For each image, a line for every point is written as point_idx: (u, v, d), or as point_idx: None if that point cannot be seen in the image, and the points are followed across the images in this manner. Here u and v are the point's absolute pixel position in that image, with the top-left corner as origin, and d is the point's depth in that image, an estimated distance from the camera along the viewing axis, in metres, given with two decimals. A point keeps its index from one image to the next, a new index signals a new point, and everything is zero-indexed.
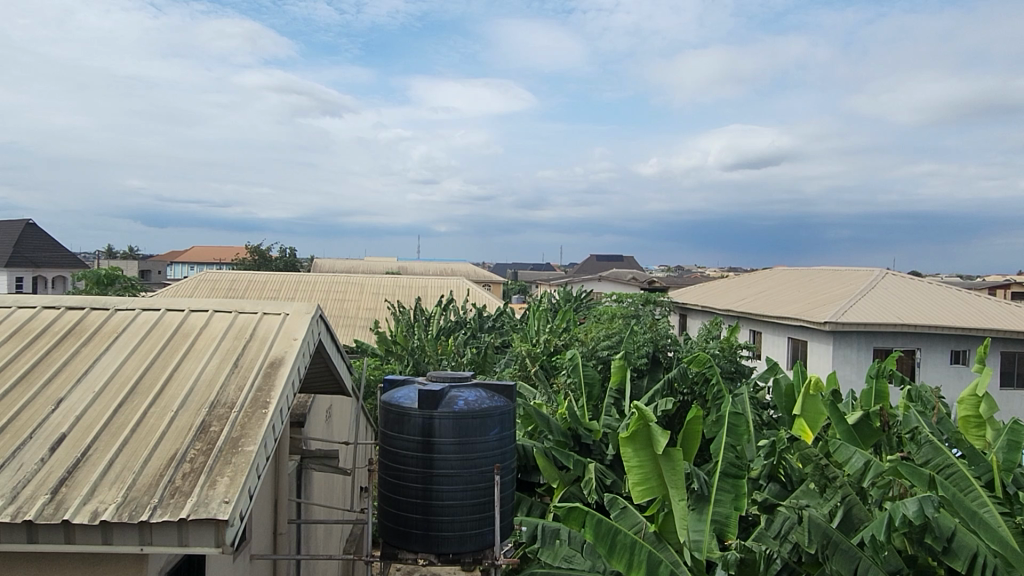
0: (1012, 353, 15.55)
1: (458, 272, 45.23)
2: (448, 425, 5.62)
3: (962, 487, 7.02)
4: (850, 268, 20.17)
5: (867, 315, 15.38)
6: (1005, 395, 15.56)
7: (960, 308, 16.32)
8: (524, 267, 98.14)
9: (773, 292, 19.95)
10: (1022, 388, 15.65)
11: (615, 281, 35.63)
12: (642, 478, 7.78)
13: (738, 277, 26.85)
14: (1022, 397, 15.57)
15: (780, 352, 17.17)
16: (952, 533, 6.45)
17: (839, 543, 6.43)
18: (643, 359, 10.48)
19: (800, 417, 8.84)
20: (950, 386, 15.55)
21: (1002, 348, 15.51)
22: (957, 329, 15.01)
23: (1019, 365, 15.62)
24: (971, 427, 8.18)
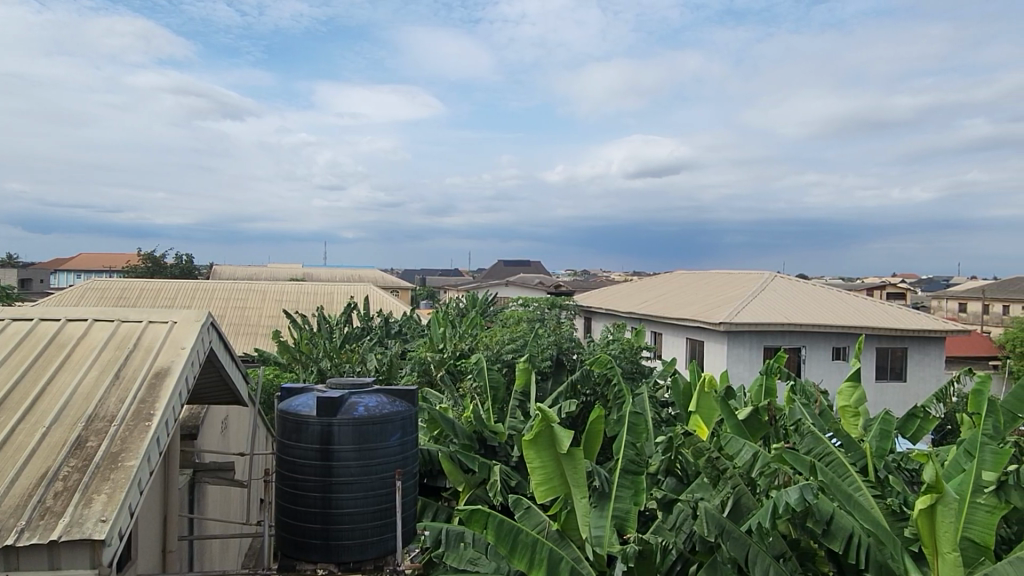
0: (885, 348, 16.68)
1: (367, 279, 44.63)
2: (347, 431, 5.51)
3: (839, 474, 7.47)
4: (743, 271, 21.14)
5: (758, 316, 16.19)
6: (879, 387, 16.65)
7: (841, 308, 17.39)
8: (436, 275, 97.61)
9: (674, 295, 20.68)
10: (894, 380, 16.77)
11: (522, 286, 36.01)
12: (545, 477, 7.88)
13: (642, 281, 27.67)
14: (893, 388, 16.68)
15: (679, 351, 17.79)
16: (830, 517, 6.81)
17: (730, 531, 6.67)
18: (547, 362, 10.61)
19: (695, 413, 9.08)
20: (831, 381, 16.49)
21: (876, 344, 16.61)
22: (837, 327, 15.98)
23: (892, 360, 16.76)
24: (849, 416, 8.69)
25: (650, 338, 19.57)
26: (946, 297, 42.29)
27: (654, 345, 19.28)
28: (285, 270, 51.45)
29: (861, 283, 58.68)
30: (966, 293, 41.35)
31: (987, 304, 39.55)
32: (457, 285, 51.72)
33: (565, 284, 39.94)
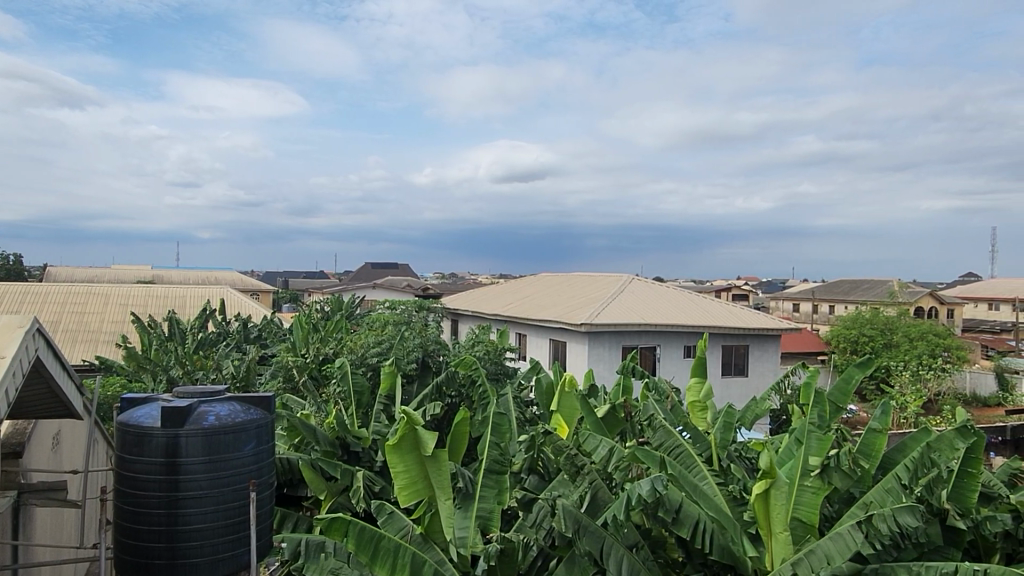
0: (729, 346, 17.94)
1: (224, 282, 42.40)
2: (196, 442, 5.20)
3: (687, 465, 7.94)
4: (603, 273, 22.03)
5: (616, 316, 16.93)
6: (723, 382, 17.87)
7: (691, 308, 18.52)
8: (302, 278, 94.30)
9: (539, 296, 21.19)
10: (737, 376, 18.05)
11: (389, 288, 35.56)
12: (408, 482, 7.79)
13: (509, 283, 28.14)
14: (736, 383, 17.96)
15: (543, 352, 18.23)
16: (679, 505, 7.16)
17: (586, 525, 6.93)
18: (412, 364, 10.55)
19: (557, 412, 9.31)
20: (682, 378, 17.50)
21: (721, 342, 17.83)
22: (687, 327, 17.01)
23: (735, 357, 18.04)
24: (697, 410, 9.28)
25: (515, 340, 19.93)
26: (782, 299, 46.01)
27: (519, 346, 19.65)
28: (132, 272, 47.80)
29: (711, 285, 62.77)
30: (799, 295, 45.24)
31: (816, 304, 43.48)
32: (323, 289, 50.22)
33: (432, 286, 39.76)
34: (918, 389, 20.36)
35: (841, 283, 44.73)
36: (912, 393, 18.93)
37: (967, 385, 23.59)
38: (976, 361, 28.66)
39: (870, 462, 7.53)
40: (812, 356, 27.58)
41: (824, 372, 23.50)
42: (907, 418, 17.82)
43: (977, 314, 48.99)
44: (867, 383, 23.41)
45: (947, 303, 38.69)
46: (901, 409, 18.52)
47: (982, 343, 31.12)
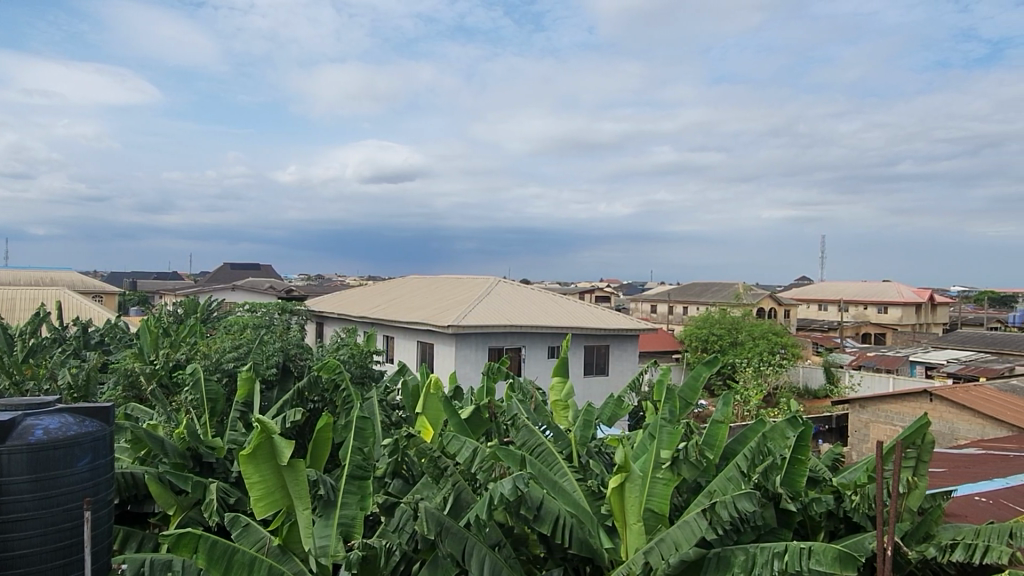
0: (590, 346, 18.62)
1: (62, 283, 38.83)
2: (20, 460, 4.73)
3: (548, 463, 8.17)
4: (471, 276, 22.20)
5: (483, 318, 17.13)
6: (585, 381, 18.52)
7: (555, 310, 19.07)
8: (155, 279, 88.10)
9: (406, 298, 21.03)
10: (597, 375, 18.77)
11: (249, 290, 33.96)
12: (264, 492, 7.50)
13: (377, 285, 27.71)
14: (596, 382, 18.68)
15: (410, 355, 18.12)
16: (540, 502, 7.32)
17: (449, 526, 6.96)
18: (272, 369, 10.16)
19: (422, 415, 9.28)
20: (545, 378, 17.99)
21: (583, 342, 18.46)
22: (551, 328, 17.50)
23: (597, 357, 18.76)
24: (560, 409, 9.62)
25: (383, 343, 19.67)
26: (640, 301, 48.44)
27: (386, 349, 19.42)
28: None
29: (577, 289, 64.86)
30: (656, 297, 47.80)
31: (671, 305, 46.13)
32: (177, 290, 47.20)
33: (295, 287, 38.46)
34: (758, 383, 22.05)
35: (693, 285, 47.74)
36: (753, 387, 20.52)
37: (802, 379, 25.63)
38: (807, 357, 31.53)
39: (714, 452, 8.07)
40: (668, 355, 29.23)
41: (677, 369, 24.99)
42: (748, 410, 19.29)
43: (809, 315, 53.88)
44: (715, 379, 25.11)
45: (784, 304, 42.31)
46: (744, 402, 20.03)
47: (812, 340, 34.31)
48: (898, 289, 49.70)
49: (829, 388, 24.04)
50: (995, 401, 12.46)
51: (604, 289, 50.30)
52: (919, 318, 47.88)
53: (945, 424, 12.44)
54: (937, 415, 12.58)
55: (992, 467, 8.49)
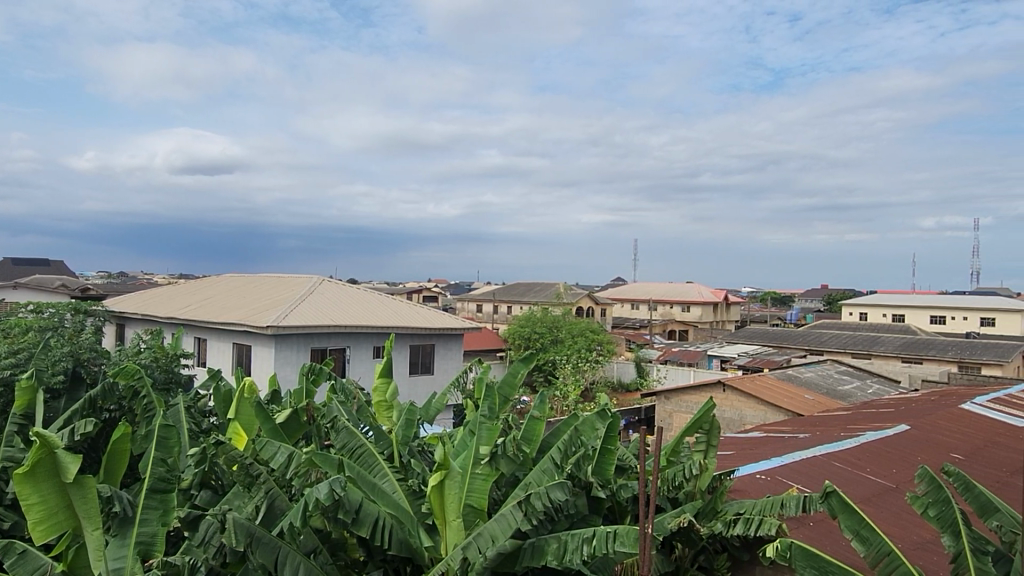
0: (416, 346, 18.63)
1: None
2: None
3: (368, 465, 8.07)
4: (293, 274, 21.40)
5: (305, 318, 16.58)
6: (410, 380, 18.50)
7: (381, 310, 18.88)
8: None
9: (221, 298, 19.83)
10: (423, 374, 18.83)
11: (33, 288, 30.24)
12: (44, 515, 6.72)
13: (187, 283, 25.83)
14: (422, 381, 18.74)
15: (225, 358, 17.10)
16: (358, 505, 7.18)
17: (259, 536, 6.65)
18: (59, 377, 9.15)
19: (234, 421, 8.79)
20: (369, 378, 17.73)
21: (409, 342, 18.44)
22: (375, 328, 17.32)
23: (422, 356, 18.80)
24: (383, 409, 9.54)
25: (193, 346, 18.38)
26: (466, 300, 49.08)
27: (196, 352, 18.17)
28: None
29: (406, 288, 64.55)
30: (481, 296, 48.67)
31: (497, 305, 47.28)
32: None
33: (87, 286, 34.77)
34: (576, 379, 23.13)
35: (517, 286, 49.22)
36: (572, 383, 21.56)
37: (615, 373, 26.83)
38: (620, 353, 33.64)
39: (531, 446, 8.35)
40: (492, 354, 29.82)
41: (499, 366, 25.29)
42: (567, 405, 20.23)
43: (623, 314, 57.57)
44: (536, 376, 25.82)
45: (601, 304, 44.91)
46: (563, 398, 20.97)
47: (625, 337, 36.68)
48: (698, 290, 54.61)
49: (640, 381, 25.62)
50: (772, 389, 14.07)
51: (431, 290, 50.36)
52: (716, 316, 53.00)
53: (734, 411, 13.83)
54: (727, 404, 13.96)
55: (770, 448, 9.56)
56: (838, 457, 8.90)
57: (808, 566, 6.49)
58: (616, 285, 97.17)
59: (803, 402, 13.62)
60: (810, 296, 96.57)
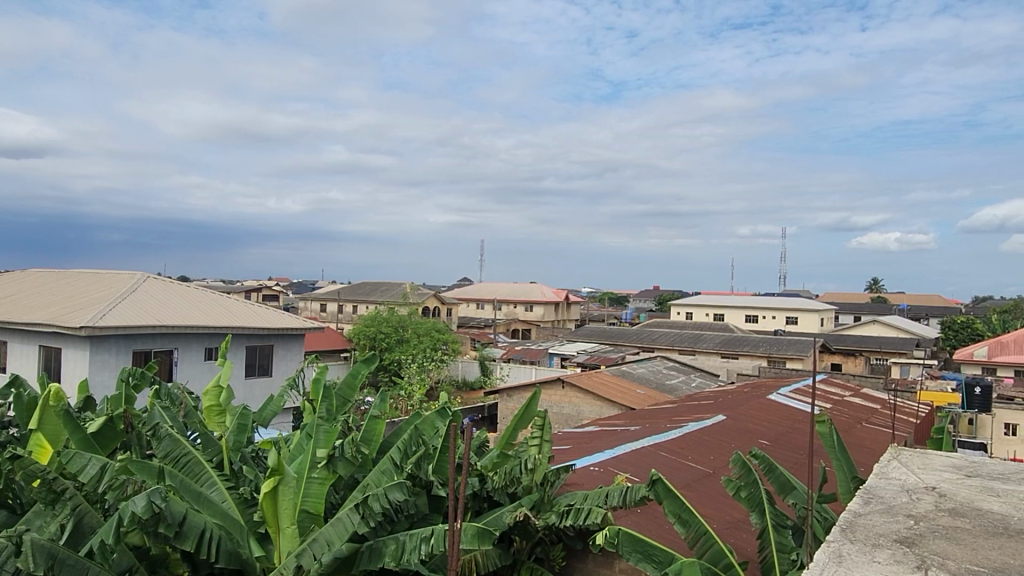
0: (253, 347, 17.78)
1: None
2: None
3: (195, 474, 7.60)
4: (112, 271, 19.64)
5: (126, 317, 15.32)
6: (247, 383, 17.63)
7: (214, 308, 17.83)
8: None
9: (24, 295, 17.80)
10: (260, 376, 18.01)
11: None
12: None
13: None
14: (260, 383, 17.92)
15: (29, 362, 15.38)
16: (182, 517, 6.72)
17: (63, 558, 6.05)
18: None
19: (37, 432, 7.94)
20: (199, 382, 16.70)
21: (246, 342, 17.57)
22: (207, 328, 16.36)
23: (260, 357, 17.98)
24: (214, 415, 8.87)
25: None
26: (308, 300, 47.44)
27: None
28: None
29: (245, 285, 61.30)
30: (325, 296, 47.27)
31: (341, 304, 46.26)
32: None
33: None
34: (422, 379, 23.07)
35: (362, 285, 48.32)
36: (416, 383, 21.51)
37: (460, 372, 27.17)
38: (466, 352, 33.99)
39: (370, 448, 8.21)
40: (335, 354, 29.00)
41: (342, 366, 24.61)
42: (412, 404, 20.16)
43: (469, 313, 58.26)
44: (381, 377, 25.60)
45: (447, 303, 45.22)
46: (407, 398, 20.86)
47: (471, 336, 37.12)
48: (541, 291, 56.51)
49: (484, 379, 25.98)
50: (607, 385, 14.85)
51: (270, 288, 48.16)
52: (557, 315, 55.26)
53: (573, 406, 14.40)
54: (567, 399, 14.51)
55: (603, 441, 10.09)
56: (664, 447, 9.55)
57: (633, 551, 6.92)
58: (462, 285, 98.20)
59: (634, 396, 14.48)
60: (643, 296, 102.91)
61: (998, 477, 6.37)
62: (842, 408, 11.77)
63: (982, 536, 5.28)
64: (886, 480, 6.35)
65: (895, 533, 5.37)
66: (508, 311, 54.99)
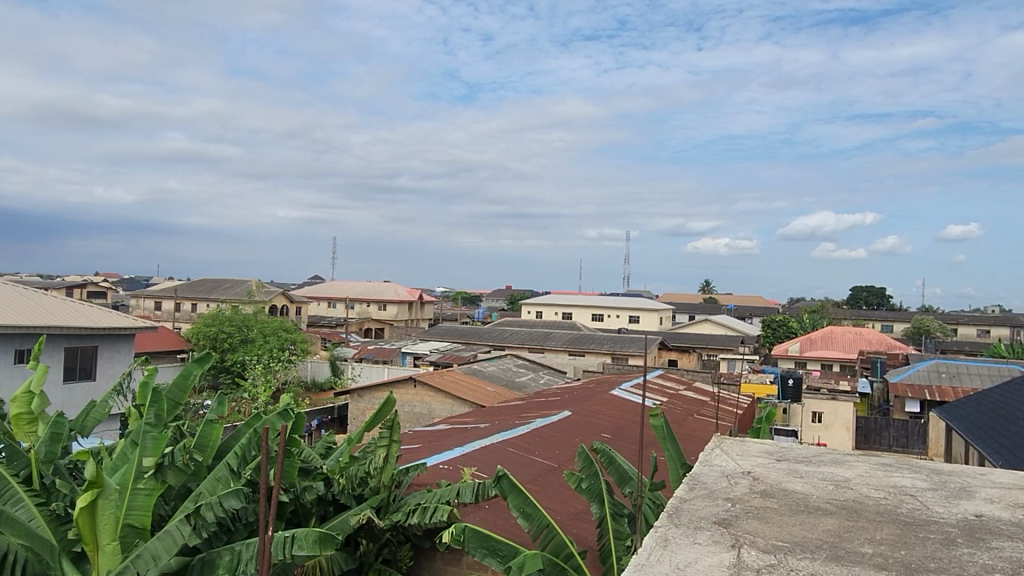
0: (74, 348, 16.24)
1: None
2: None
3: None
4: None
5: None
6: (66, 388, 16.07)
7: (27, 306, 16.08)
8: None
9: None
10: (82, 380, 16.49)
11: None
12: None
13: None
14: (81, 388, 16.41)
15: None
16: None
17: None
18: None
19: None
20: (7, 387, 15.01)
21: (65, 344, 16.01)
22: (17, 327, 14.74)
23: (81, 360, 16.44)
24: (23, 423, 7.82)
25: None
26: (140, 298, 43.89)
27: None
28: None
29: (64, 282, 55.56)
30: (159, 293, 43.99)
31: (179, 302, 43.26)
32: None
33: None
34: (266, 379, 22.10)
35: (202, 282, 45.47)
36: (260, 385, 20.58)
37: (309, 373, 26.22)
38: (315, 353, 32.91)
39: (204, 454, 7.69)
40: (170, 355, 27.09)
41: (178, 368, 23.02)
42: (255, 407, 19.24)
43: (319, 313, 56.47)
44: (221, 380, 24.22)
45: (296, 302, 43.62)
46: (251, 400, 19.90)
47: (321, 336, 36.01)
48: (394, 290, 55.92)
49: (334, 379, 25.29)
50: (458, 383, 14.98)
51: (96, 284, 44.13)
52: (411, 314, 54.94)
53: (424, 406, 14.38)
54: (418, 398, 14.46)
55: (452, 439, 10.18)
56: (512, 443, 9.79)
57: (479, 547, 7.02)
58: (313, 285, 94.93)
59: (485, 394, 14.71)
60: (497, 296, 104.75)
61: (802, 460, 7.09)
62: (676, 402, 12.59)
63: (787, 515, 5.86)
64: (710, 466, 6.87)
65: (714, 516, 5.84)
66: (360, 310, 53.97)
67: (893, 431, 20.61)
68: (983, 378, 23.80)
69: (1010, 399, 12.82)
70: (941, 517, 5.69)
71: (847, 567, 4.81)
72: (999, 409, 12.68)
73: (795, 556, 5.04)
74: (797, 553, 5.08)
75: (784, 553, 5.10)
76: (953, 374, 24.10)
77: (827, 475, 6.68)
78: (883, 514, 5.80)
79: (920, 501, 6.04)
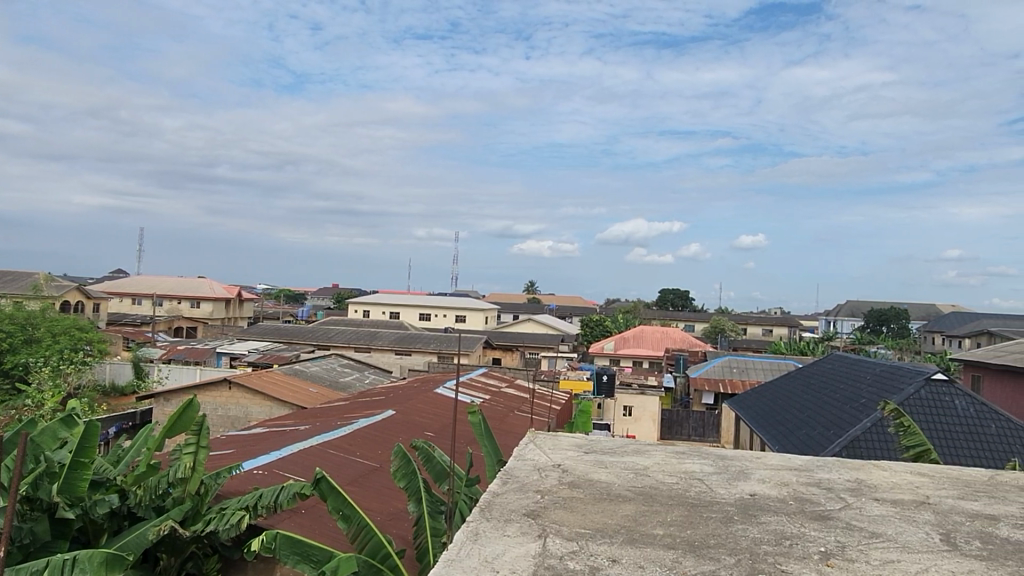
0: None
1: None
2: None
3: None
4: None
5: None
6: None
7: None
8: None
9: None
10: None
11: None
12: None
13: None
14: None
15: None
16: None
17: None
18: None
19: None
20: None
21: None
22: None
23: None
24: None
25: None
26: None
27: None
28: None
29: None
30: None
31: None
32: None
33: None
34: (54, 383, 19.85)
35: None
36: (46, 390, 18.50)
37: (107, 376, 23.69)
38: (115, 354, 30.05)
39: None
40: None
41: None
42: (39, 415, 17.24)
43: (123, 309, 51.72)
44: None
45: (92, 297, 39.70)
46: (34, 407, 17.82)
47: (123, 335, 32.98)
48: (210, 286, 52.52)
49: (137, 383, 23.26)
50: (275, 384, 14.37)
51: None
52: (228, 312, 51.92)
53: (240, 408, 13.66)
54: (232, 401, 13.71)
55: (268, 443, 9.75)
56: (332, 445, 9.56)
57: (291, 553, 6.79)
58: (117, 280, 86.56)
59: (304, 395, 14.25)
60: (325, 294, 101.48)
61: (607, 451, 7.56)
62: (497, 399, 12.94)
63: (591, 504, 6.22)
64: (523, 461, 7.13)
65: (523, 508, 6.07)
66: (171, 306, 50.12)
67: (691, 422, 22.55)
68: (766, 372, 26.70)
69: (787, 391, 14.47)
70: (722, 498, 6.31)
71: (640, 549, 5.20)
72: (778, 400, 14.25)
73: (595, 542, 5.37)
74: (597, 539, 5.42)
75: (585, 539, 5.41)
76: (742, 369, 26.80)
77: (629, 465, 7.18)
78: (674, 498, 6.34)
79: (705, 483, 6.67)
